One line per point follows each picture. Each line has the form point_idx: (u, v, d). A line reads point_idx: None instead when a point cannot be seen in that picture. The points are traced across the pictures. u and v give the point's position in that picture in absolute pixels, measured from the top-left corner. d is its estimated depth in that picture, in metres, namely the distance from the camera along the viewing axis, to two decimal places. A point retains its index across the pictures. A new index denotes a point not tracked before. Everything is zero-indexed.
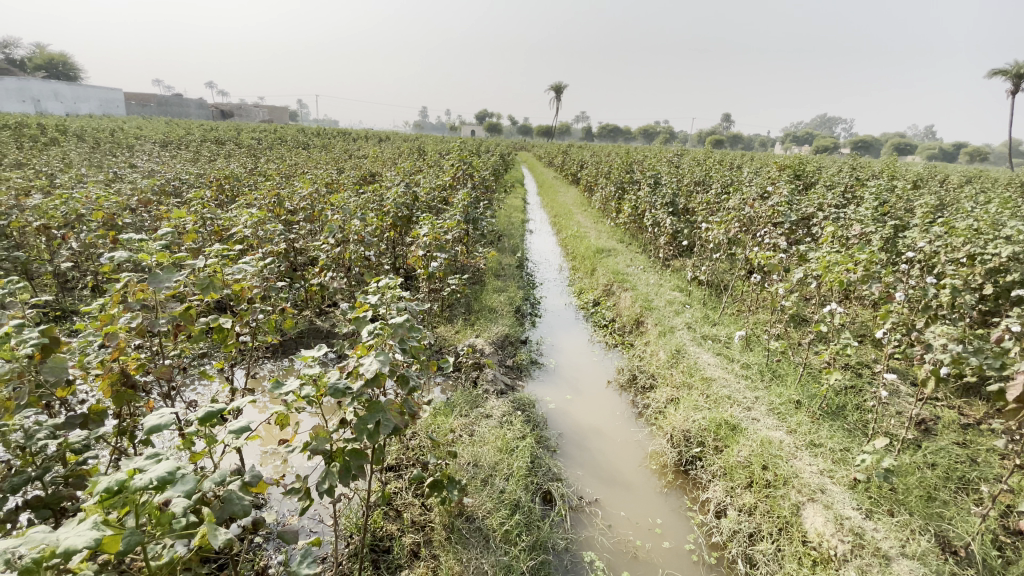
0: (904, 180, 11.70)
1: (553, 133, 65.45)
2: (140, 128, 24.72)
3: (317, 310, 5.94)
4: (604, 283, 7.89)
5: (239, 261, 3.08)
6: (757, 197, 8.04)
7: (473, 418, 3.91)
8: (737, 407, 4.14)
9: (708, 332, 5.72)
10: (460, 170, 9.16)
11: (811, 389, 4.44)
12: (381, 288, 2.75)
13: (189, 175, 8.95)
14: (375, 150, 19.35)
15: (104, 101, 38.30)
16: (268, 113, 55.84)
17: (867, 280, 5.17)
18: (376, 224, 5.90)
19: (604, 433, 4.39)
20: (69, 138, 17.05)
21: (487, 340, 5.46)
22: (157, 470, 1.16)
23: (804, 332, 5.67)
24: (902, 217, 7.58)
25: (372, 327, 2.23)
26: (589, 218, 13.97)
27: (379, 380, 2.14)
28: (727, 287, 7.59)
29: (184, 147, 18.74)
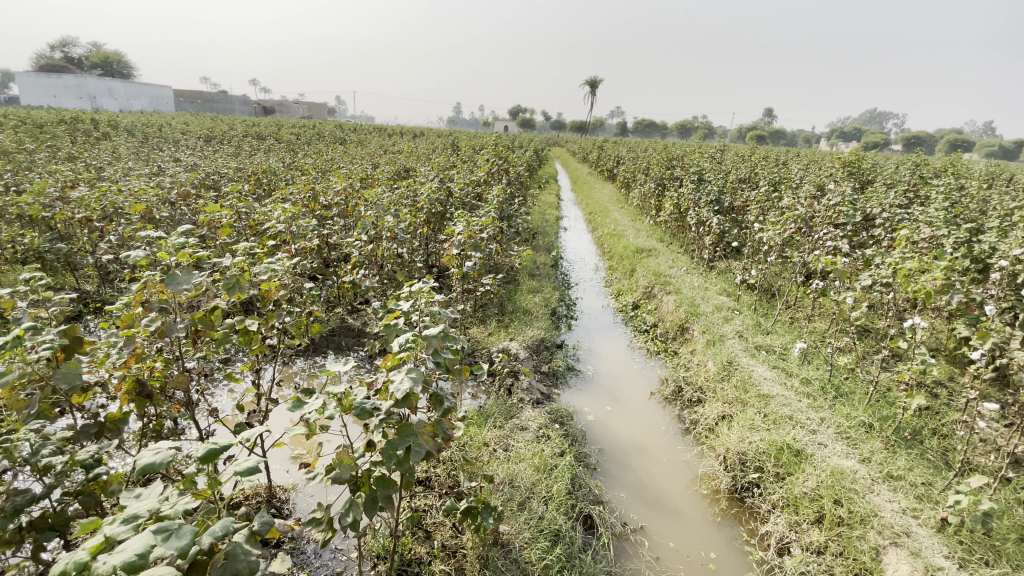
0: (974, 178, 10.77)
1: (587, 128, 64.40)
2: (186, 124, 25.58)
3: (348, 308, 5.81)
4: (644, 284, 7.50)
5: (267, 260, 2.89)
6: (813, 196, 7.48)
7: (509, 431, 3.66)
8: (800, 429, 3.75)
9: (761, 342, 5.29)
10: (496, 166, 8.92)
11: (883, 412, 4.00)
12: (415, 293, 2.52)
13: (228, 170, 9.04)
14: (409, 145, 19.34)
15: (155, 98, 39.98)
16: (307, 109, 57.16)
17: (947, 289, 4.64)
18: (410, 221, 5.70)
19: (647, 449, 4.08)
20: (119, 132, 17.75)
21: (522, 344, 5.19)
22: (125, 557, 0.98)
23: (869, 346, 5.18)
24: (979, 220, 6.89)
25: (405, 339, 2.00)
26: (626, 215, 13.53)
27: (411, 400, 1.90)
28: (779, 293, 7.09)
29: (226, 142, 19.27)
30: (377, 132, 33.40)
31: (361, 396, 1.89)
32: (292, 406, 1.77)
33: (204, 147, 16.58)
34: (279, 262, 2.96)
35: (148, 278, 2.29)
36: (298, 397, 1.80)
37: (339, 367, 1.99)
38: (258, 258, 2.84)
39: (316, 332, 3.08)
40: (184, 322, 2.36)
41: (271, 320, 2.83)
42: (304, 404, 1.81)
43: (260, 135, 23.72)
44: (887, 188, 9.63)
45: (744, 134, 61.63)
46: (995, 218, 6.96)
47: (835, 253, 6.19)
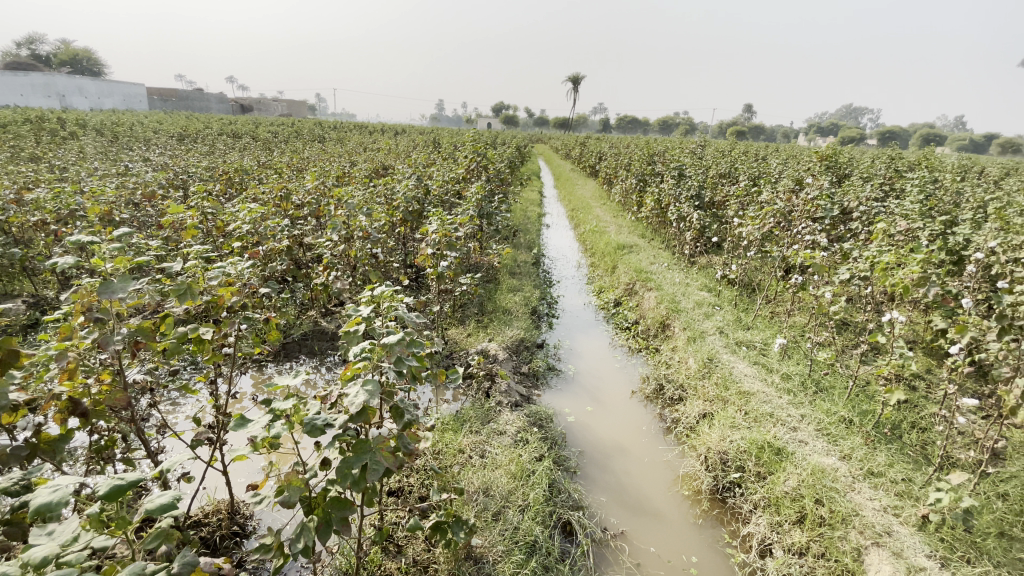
0: (947, 171, 10.94)
1: (571, 125, 64.41)
2: (159, 123, 24.87)
3: (322, 310, 5.63)
4: (626, 281, 7.44)
5: (220, 264, 2.72)
6: (791, 190, 7.49)
7: (485, 435, 3.54)
8: (781, 427, 3.70)
9: (742, 338, 5.26)
10: (475, 162, 8.76)
11: (862, 408, 3.97)
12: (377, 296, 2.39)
13: (197, 169, 8.74)
14: (388, 142, 19.06)
15: (128, 97, 38.86)
16: (285, 107, 56.15)
17: (924, 282, 4.63)
18: (383, 220, 5.54)
19: (628, 450, 4.00)
20: (88, 132, 17.14)
21: (501, 344, 5.08)
22: None
23: (848, 340, 5.17)
24: (952, 212, 6.96)
25: (362, 349, 1.88)
26: (608, 211, 13.48)
27: (367, 414, 1.76)
28: (759, 287, 7.09)
29: (200, 141, 18.74)
30: (357, 129, 32.94)
31: (313, 411, 1.77)
32: (235, 425, 1.64)
33: (177, 146, 16.10)
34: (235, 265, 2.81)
35: (79, 287, 2.07)
36: (242, 415, 1.68)
37: (289, 381, 1.87)
38: (210, 262, 2.68)
39: (277, 339, 2.94)
40: (123, 333, 2.18)
41: (228, 328, 2.67)
42: (248, 424, 1.68)
43: (237, 134, 23.15)
44: (863, 181, 9.73)
45: (724, 129, 62.26)
46: (968, 210, 7.05)
47: (814, 247, 6.18)
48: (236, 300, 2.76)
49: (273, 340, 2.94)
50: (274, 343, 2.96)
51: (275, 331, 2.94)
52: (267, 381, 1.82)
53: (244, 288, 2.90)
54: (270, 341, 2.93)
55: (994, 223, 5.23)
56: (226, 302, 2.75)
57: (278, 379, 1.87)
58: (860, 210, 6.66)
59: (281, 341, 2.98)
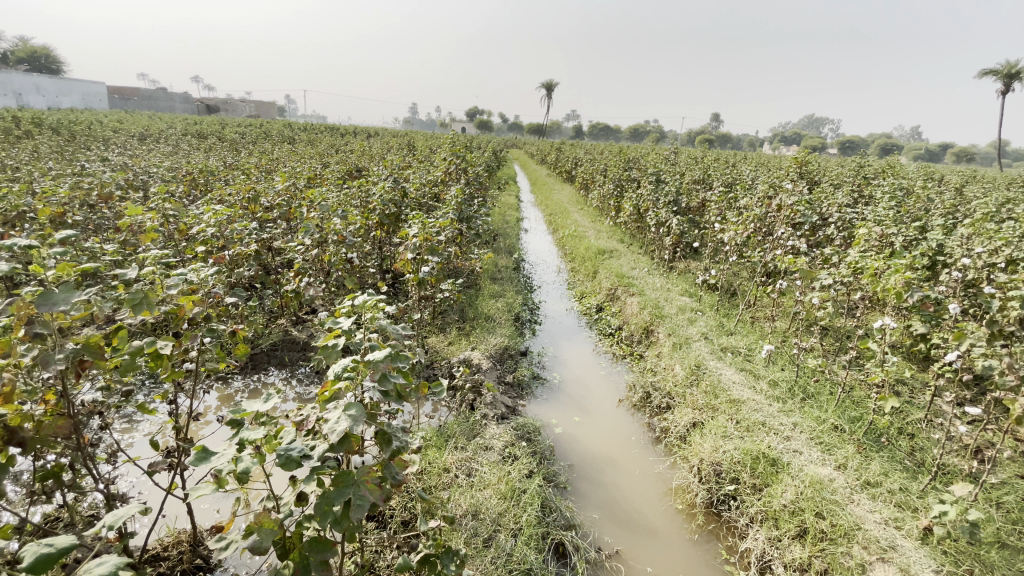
0: (911, 180, 11.28)
1: (545, 131, 64.68)
2: (118, 122, 23.71)
3: (293, 319, 5.33)
4: (607, 286, 7.35)
5: (178, 271, 2.45)
6: (768, 196, 7.55)
7: (471, 452, 3.35)
8: (774, 436, 3.63)
9: (727, 344, 5.20)
10: (453, 165, 8.56)
11: (851, 415, 3.94)
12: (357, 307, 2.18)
13: (159, 169, 8.26)
14: (361, 145, 18.57)
15: (86, 95, 37.08)
16: (254, 107, 54.60)
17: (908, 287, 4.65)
18: (359, 223, 5.28)
19: (618, 462, 3.86)
20: (40, 129, 16.11)
21: (484, 353, 4.88)
22: None
23: (830, 345, 5.17)
24: (920, 219, 7.15)
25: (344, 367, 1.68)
26: (586, 216, 13.44)
27: (350, 442, 1.56)
28: (740, 292, 7.11)
29: (162, 140, 17.90)
30: (329, 131, 32.22)
31: (288, 439, 1.56)
32: (196, 459, 1.41)
33: (138, 145, 15.33)
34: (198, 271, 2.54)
35: (17, 298, 1.73)
36: (204, 448, 1.45)
37: (257, 404, 1.65)
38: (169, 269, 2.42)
39: (243, 354, 2.58)
40: (67, 350, 1.89)
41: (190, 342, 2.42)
42: (210, 456, 1.45)
43: (203, 134, 22.27)
44: (834, 188, 9.95)
45: (694, 137, 63.79)
46: (936, 217, 7.23)
47: (794, 252, 6.21)
48: (200, 311, 2.50)
49: (238, 355, 2.58)
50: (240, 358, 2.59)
51: (241, 344, 2.57)
52: (231, 405, 1.60)
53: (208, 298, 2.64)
54: (235, 356, 2.57)
55: (967, 229, 5.33)
56: (187, 314, 2.47)
57: (244, 403, 1.65)
58: (837, 216, 6.74)
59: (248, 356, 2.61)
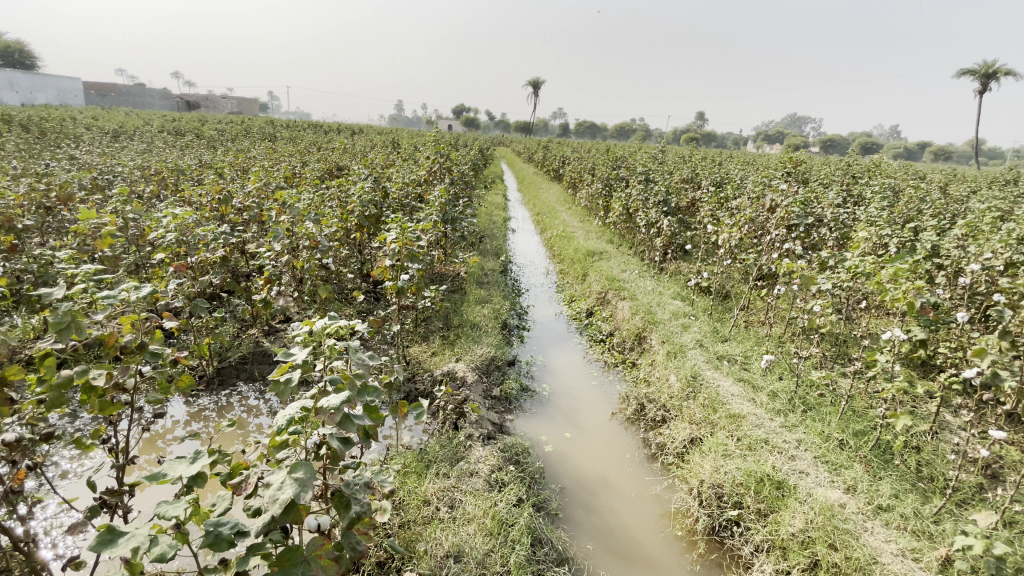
0: (900, 179, 11.20)
1: (532, 129, 64.35)
2: (92, 118, 22.93)
3: (265, 328, 5.00)
4: (598, 290, 7.10)
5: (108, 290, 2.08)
6: (761, 196, 7.36)
7: (454, 479, 3.08)
8: (778, 455, 3.41)
9: (723, 351, 4.99)
10: (437, 163, 8.24)
11: (855, 430, 3.75)
12: (316, 333, 1.91)
13: (126, 168, 7.83)
14: (344, 142, 18.14)
15: (60, 91, 35.94)
16: (236, 104, 53.52)
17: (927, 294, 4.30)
18: (334, 227, 4.96)
19: (612, 483, 3.61)
20: (7, 125, 15.40)
21: (469, 364, 4.60)
22: None
23: (828, 352, 4.99)
24: (914, 220, 7.02)
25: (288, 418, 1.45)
26: (574, 215, 13.21)
27: (297, 511, 1.29)
28: (733, 295, 6.92)
29: (138, 138, 17.32)
30: (313, 129, 31.58)
31: (220, 508, 1.30)
32: (98, 543, 1.16)
33: (112, 144, 14.74)
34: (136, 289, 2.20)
35: None
36: (110, 528, 1.20)
37: (182, 467, 1.43)
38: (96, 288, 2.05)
39: (185, 388, 2.14)
40: None
41: (126, 372, 2.11)
42: (118, 539, 1.20)
43: (180, 131, 21.65)
44: (824, 186, 9.84)
45: (679, 135, 63.91)
46: (930, 218, 7.09)
47: (790, 255, 6.01)
48: (137, 336, 2.16)
49: (179, 390, 2.14)
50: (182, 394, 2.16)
51: (181, 375, 2.14)
52: (149, 473, 1.37)
53: (150, 319, 2.32)
54: (175, 390, 2.13)
55: (965, 231, 5.16)
56: (120, 340, 2.13)
57: (167, 468, 1.43)
58: (831, 217, 6.57)
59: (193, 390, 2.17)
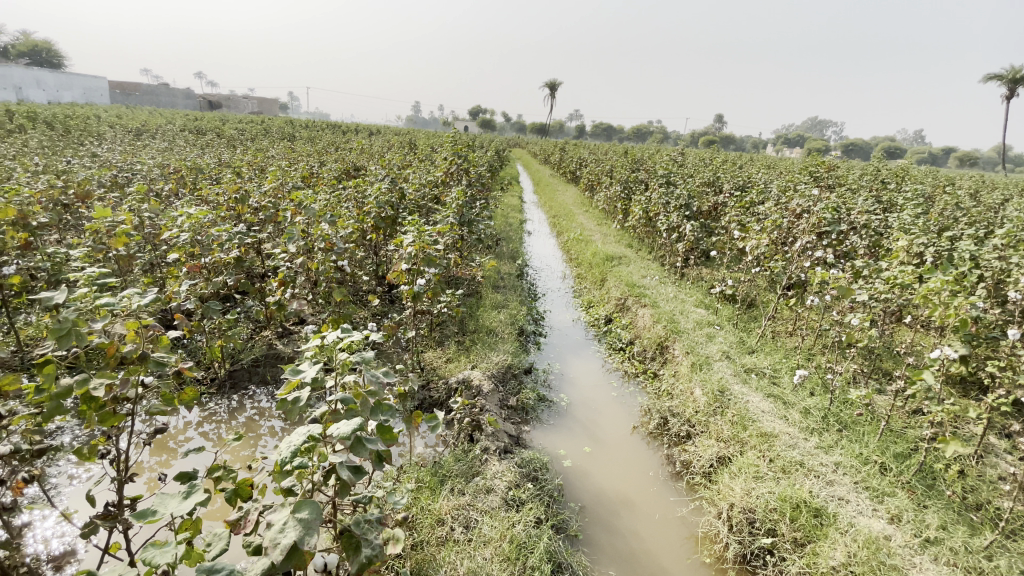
0: (932, 186, 10.78)
1: (549, 131, 64.10)
2: (117, 117, 23.35)
3: (278, 330, 4.91)
4: (617, 296, 6.90)
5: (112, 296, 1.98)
6: (789, 202, 7.08)
7: (470, 496, 2.93)
8: (814, 479, 3.20)
9: (750, 364, 4.77)
10: (455, 164, 8.12)
11: (895, 454, 3.51)
12: (325, 347, 1.80)
13: (145, 166, 7.84)
14: (361, 143, 18.14)
15: (89, 90, 36.75)
16: (257, 104, 54.28)
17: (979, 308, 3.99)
18: (350, 228, 4.86)
19: (635, 504, 3.42)
20: (35, 122, 15.68)
21: (485, 372, 4.46)
22: None
23: (863, 367, 4.73)
24: (951, 229, 6.69)
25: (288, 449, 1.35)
26: (592, 219, 13.00)
27: (300, 558, 1.16)
28: (759, 304, 6.66)
29: (159, 136, 17.52)
30: (331, 129, 31.78)
31: (213, 548, 1.27)
32: None
33: (134, 142, 14.91)
34: (138, 294, 2.09)
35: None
36: None
37: (173, 505, 1.40)
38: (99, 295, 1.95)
39: (187, 402, 2.04)
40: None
41: (127, 384, 1.99)
42: None
43: (201, 130, 21.92)
44: (853, 192, 9.49)
45: (697, 138, 63.20)
46: (968, 226, 6.75)
47: (821, 263, 5.75)
48: (139, 346, 2.04)
49: (181, 403, 2.03)
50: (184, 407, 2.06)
51: (184, 388, 2.02)
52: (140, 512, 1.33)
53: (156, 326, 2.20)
54: (176, 403, 2.02)
55: (1012, 240, 4.86)
56: (121, 350, 2.00)
57: (155, 505, 1.39)
58: (864, 224, 6.28)
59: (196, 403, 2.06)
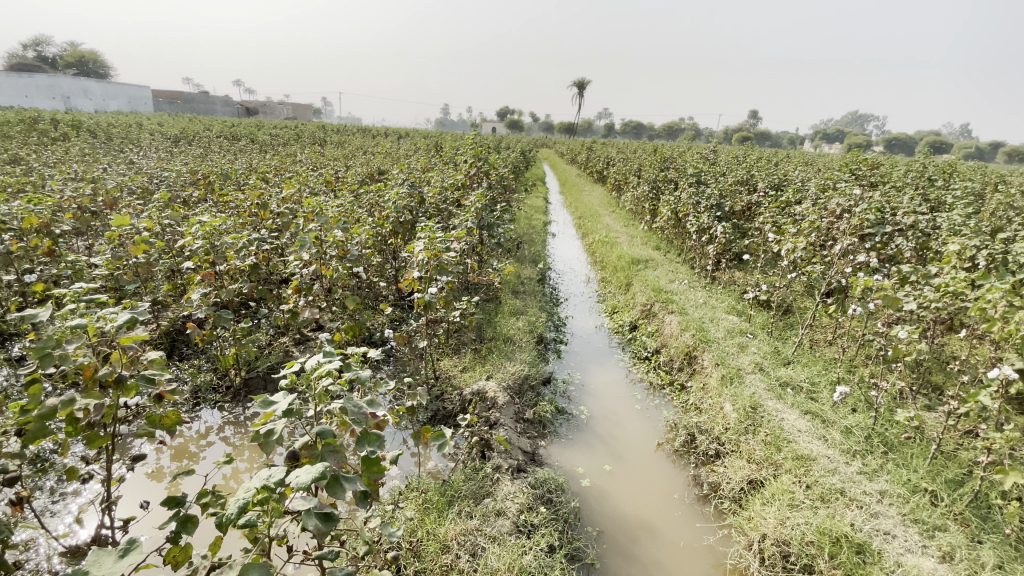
0: (987, 182, 10.01)
1: (576, 130, 63.59)
2: (157, 124, 24.27)
3: (295, 337, 4.88)
4: (642, 301, 6.62)
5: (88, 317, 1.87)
6: (828, 201, 6.63)
7: (478, 520, 2.77)
8: (857, 510, 2.91)
9: (785, 377, 4.45)
10: (476, 166, 7.99)
11: (949, 482, 3.17)
12: (304, 375, 1.70)
13: (174, 172, 8.01)
14: (387, 146, 18.26)
15: (134, 100, 38.42)
16: (291, 110, 55.79)
17: None
18: (364, 234, 4.78)
19: (658, 529, 3.19)
20: (80, 131, 16.41)
21: (501, 383, 4.29)
22: None
23: (911, 382, 4.34)
24: (1009, 229, 6.15)
25: (249, 501, 1.25)
26: (618, 220, 12.67)
27: None
28: (795, 311, 6.28)
29: (195, 143, 18.07)
30: (360, 133, 32.24)
31: None
32: None
33: (171, 149, 15.41)
34: (117, 310, 1.99)
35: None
36: None
37: (109, 563, 1.37)
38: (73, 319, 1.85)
39: (170, 426, 1.96)
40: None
41: (101, 409, 1.89)
42: None
43: (234, 136, 22.53)
44: (898, 190, 8.90)
45: (730, 135, 61.47)
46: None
47: (863, 268, 5.34)
48: (115, 369, 1.92)
49: (163, 427, 1.96)
50: (168, 429, 1.99)
51: (167, 410, 1.96)
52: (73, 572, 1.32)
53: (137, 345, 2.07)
54: (160, 427, 1.95)
55: None
56: (98, 373, 1.90)
57: (95, 562, 1.38)
58: (912, 225, 5.82)
59: (180, 426, 2.00)
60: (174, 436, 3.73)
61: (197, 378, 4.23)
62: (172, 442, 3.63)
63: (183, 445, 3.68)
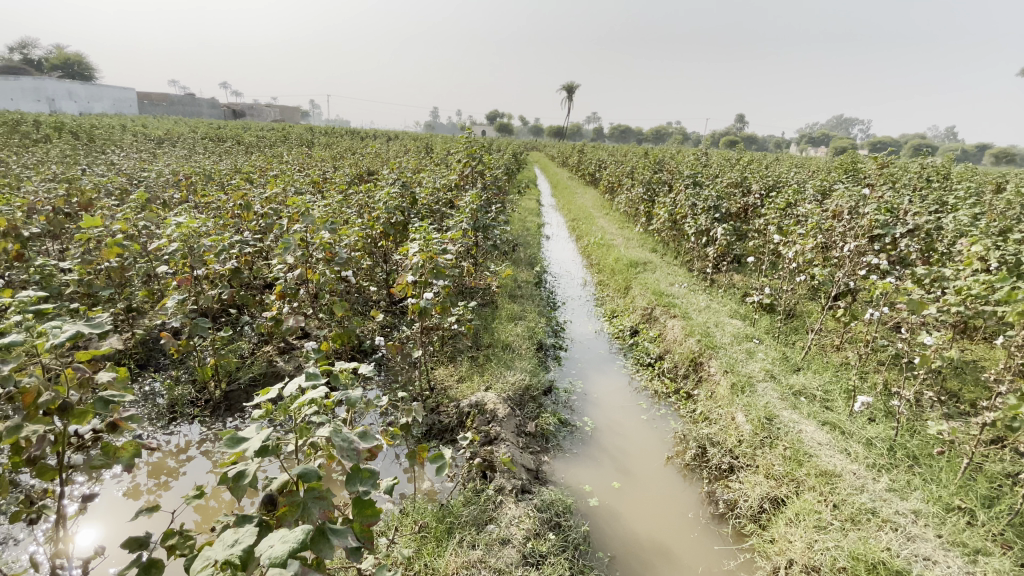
0: (984, 186, 9.95)
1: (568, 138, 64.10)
2: (141, 126, 23.71)
3: (279, 346, 4.58)
4: (643, 305, 6.41)
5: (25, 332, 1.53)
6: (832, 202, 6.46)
7: (481, 550, 2.52)
8: (891, 533, 2.70)
9: (799, 385, 4.25)
10: (470, 167, 7.74)
11: (985, 501, 2.96)
12: (281, 405, 1.42)
13: (154, 172, 7.65)
14: (378, 149, 17.98)
15: (118, 101, 37.66)
16: (279, 112, 55.18)
17: None
18: (354, 236, 4.49)
19: (674, 553, 2.95)
20: (59, 131, 15.88)
21: (501, 394, 4.03)
22: None
23: (928, 390, 4.15)
24: (1017, 230, 6.01)
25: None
26: (613, 222, 12.47)
27: None
28: (800, 315, 6.10)
29: (179, 144, 17.58)
30: (350, 135, 31.89)
31: None
32: None
33: (155, 150, 15.01)
34: (59, 322, 1.65)
35: None
36: None
37: None
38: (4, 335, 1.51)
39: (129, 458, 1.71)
40: None
41: (44, 442, 1.57)
42: None
43: (221, 137, 22.07)
44: (896, 191, 8.78)
45: (717, 141, 62.17)
46: None
47: (873, 270, 5.16)
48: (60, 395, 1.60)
49: (122, 458, 1.71)
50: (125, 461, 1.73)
51: (125, 440, 1.70)
52: None
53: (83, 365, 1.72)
54: (117, 461, 1.69)
55: None
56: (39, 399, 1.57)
57: None
58: (920, 226, 5.66)
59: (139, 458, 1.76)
60: (150, 453, 3.43)
61: (173, 392, 3.92)
62: (148, 459, 3.34)
63: (161, 462, 3.38)
